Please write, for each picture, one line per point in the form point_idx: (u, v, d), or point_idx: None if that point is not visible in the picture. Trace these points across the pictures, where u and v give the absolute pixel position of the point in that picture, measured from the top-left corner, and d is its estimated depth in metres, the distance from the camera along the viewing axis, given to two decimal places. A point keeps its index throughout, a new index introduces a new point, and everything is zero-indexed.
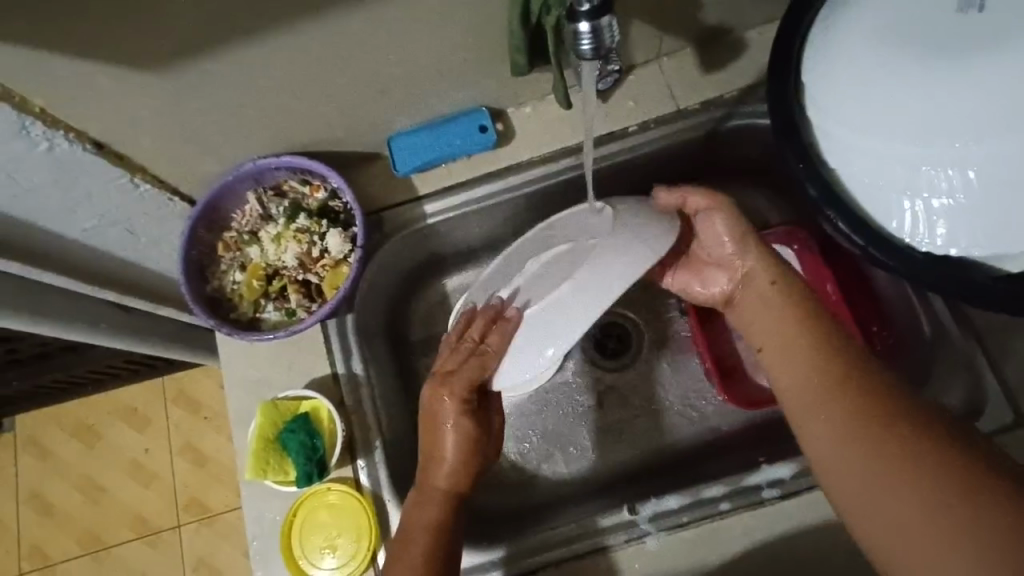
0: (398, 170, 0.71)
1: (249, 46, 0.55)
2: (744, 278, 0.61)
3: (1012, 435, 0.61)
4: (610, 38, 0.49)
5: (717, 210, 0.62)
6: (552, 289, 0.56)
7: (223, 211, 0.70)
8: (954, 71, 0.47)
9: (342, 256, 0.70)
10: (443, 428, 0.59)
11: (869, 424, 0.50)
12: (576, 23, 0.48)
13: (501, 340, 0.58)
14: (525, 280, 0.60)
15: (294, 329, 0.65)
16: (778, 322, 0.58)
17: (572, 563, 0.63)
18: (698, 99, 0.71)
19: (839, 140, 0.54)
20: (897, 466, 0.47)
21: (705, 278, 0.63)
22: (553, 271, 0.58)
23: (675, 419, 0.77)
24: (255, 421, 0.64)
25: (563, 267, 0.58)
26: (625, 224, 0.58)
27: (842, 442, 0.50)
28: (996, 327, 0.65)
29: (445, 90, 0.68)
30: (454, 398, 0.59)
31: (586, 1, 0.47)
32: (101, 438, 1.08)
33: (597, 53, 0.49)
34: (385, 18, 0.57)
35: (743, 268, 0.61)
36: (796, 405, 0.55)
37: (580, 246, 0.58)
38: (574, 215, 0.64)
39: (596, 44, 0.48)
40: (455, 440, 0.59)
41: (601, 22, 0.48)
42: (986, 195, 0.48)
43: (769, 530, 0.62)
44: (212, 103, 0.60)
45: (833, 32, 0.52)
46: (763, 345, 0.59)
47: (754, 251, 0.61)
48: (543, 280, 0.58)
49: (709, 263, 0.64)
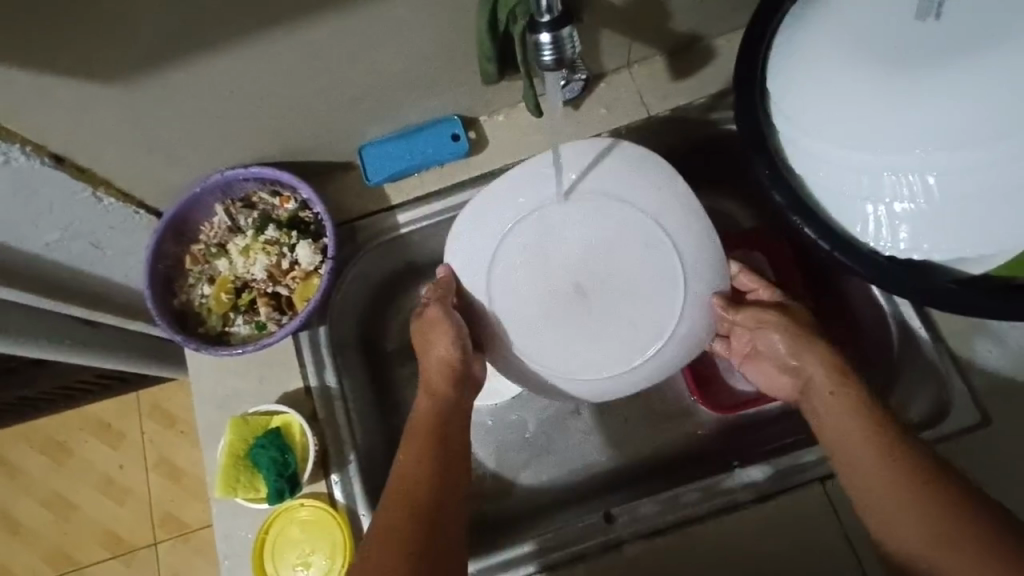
0: (370, 180, 0.71)
1: (212, 59, 0.54)
2: (804, 384, 0.57)
3: (976, 436, 0.60)
4: (572, 48, 0.48)
5: (769, 328, 0.59)
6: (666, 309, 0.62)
7: (191, 223, 0.70)
8: (908, 82, 0.47)
9: (313, 268, 0.70)
10: (433, 344, 0.60)
11: (849, 428, 0.53)
12: (537, 34, 0.47)
13: (438, 310, 0.60)
14: (615, 268, 0.62)
15: (264, 343, 0.64)
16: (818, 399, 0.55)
17: (568, 566, 0.61)
18: (670, 106, 0.72)
19: (805, 148, 0.55)
20: (867, 470, 0.51)
21: (766, 373, 0.61)
22: (650, 284, 0.62)
23: (650, 426, 0.76)
24: (224, 437, 0.63)
25: (655, 277, 0.62)
26: (685, 241, 0.61)
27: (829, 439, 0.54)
28: (964, 329, 0.63)
29: (416, 99, 0.68)
30: (428, 317, 0.60)
31: (546, 12, 0.46)
32: (72, 454, 1.15)
33: (559, 63, 0.48)
34: (352, 29, 0.56)
35: (806, 375, 0.57)
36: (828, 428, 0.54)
37: (656, 251, 0.61)
38: (536, 176, 0.62)
39: (558, 54, 0.47)
40: (440, 351, 0.60)
41: (561, 32, 0.47)
42: (945, 200, 0.49)
43: (746, 537, 0.60)
44: (178, 115, 0.59)
45: (792, 47, 0.54)
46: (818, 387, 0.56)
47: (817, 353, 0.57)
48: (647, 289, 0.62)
49: (768, 366, 0.60)
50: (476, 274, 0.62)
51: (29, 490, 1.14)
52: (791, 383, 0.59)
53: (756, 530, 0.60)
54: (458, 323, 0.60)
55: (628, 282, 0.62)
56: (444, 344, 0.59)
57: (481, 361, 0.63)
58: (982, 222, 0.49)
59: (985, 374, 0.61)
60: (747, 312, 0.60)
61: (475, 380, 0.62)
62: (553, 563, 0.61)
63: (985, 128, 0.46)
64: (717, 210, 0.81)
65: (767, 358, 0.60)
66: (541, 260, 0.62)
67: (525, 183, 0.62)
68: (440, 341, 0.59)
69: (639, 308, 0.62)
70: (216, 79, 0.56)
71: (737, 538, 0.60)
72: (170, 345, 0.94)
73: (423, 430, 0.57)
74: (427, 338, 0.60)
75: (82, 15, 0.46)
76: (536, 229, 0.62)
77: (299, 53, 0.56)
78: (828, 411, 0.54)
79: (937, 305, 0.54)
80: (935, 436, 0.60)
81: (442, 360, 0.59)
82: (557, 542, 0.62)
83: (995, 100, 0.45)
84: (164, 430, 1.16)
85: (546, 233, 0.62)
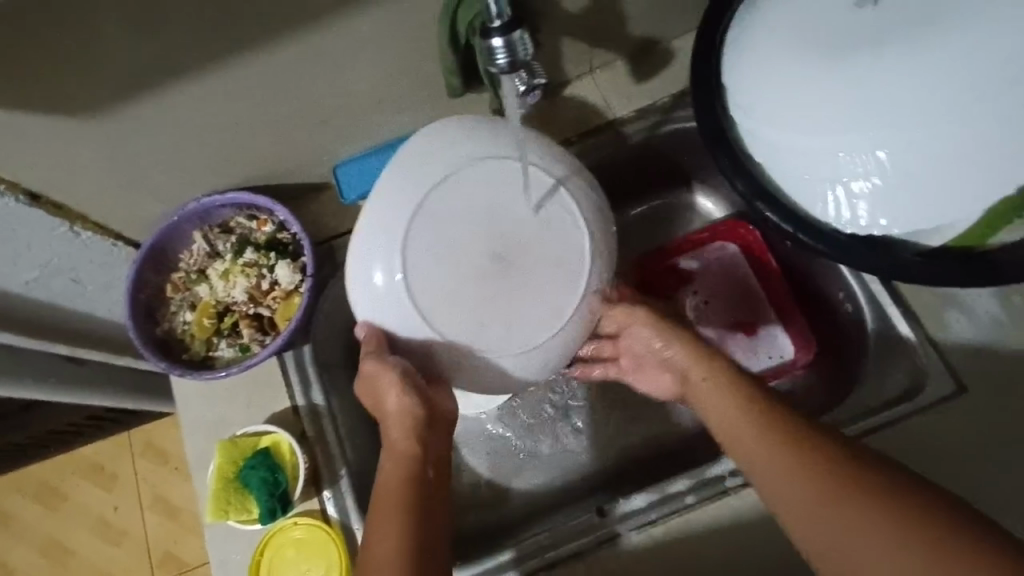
0: (347, 198, 0.70)
1: (181, 88, 0.55)
2: (680, 376, 0.58)
3: (953, 406, 0.61)
4: (525, 50, 0.49)
5: (636, 324, 0.60)
6: (553, 272, 0.54)
7: (170, 252, 0.71)
8: (852, 66, 0.50)
9: (294, 287, 0.70)
10: (387, 396, 0.55)
11: (747, 433, 0.51)
12: (489, 38, 0.49)
13: (376, 364, 0.54)
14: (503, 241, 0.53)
15: (248, 363, 0.64)
16: (716, 404, 0.55)
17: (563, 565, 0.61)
18: (634, 108, 0.74)
19: (760, 136, 0.56)
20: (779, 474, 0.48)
21: (652, 379, 0.61)
22: (535, 249, 0.54)
23: (639, 422, 0.76)
24: (213, 461, 0.63)
25: (538, 239, 0.54)
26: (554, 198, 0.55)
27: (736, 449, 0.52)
28: (934, 303, 0.64)
29: (386, 117, 0.69)
30: (371, 370, 0.55)
31: (497, 18, 0.49)
32: (66, 499, 1.14)
33: (513, 66, 0.50)
34: (317, 51, 0.57)
35: (680, 369, 0.58)
36: (737, 439, 0.52)
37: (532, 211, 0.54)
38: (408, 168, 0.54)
39: (511, 57, 0.49)
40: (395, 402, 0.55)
41: (513, 36, 0.49)
42: (898, 175, 0.51)
43: (738, 522, 0.61)
44: (150, 146, 0.60)
45: (741, 42, 0.57)
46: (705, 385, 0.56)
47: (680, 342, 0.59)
48: (533, 255, 0.54)
49: (651, 367, 0.61)
50: (398, 301, 0.53)
51: (24, 539, 1.12)
52: (674, 381, 0.59)
53: (747, 517, 0.60)
54: (401, 364, 0.54)
55: (517, 251, 0.53)
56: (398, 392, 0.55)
57: (444, 396, 0.58)
58: (937, 193, 0.50)
59: (957, 345, 0.62)
60: (620, 313, 0.60)
61: (447, 416, 0.58)
62: (549, 562, 0.62)
63: (926, 102, 0.48)
64: (691, 207, 0.83)
65: (647, 359, 0.61)
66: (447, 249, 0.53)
67: (393, 183, 0.54)
68: (393, 392, 0.55)
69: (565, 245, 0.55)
70: (185, 107, 0.57)
71: (728, 525, 0.61)
72: (158, 378, 0.94)
73: (391, 497, 0.53)
74: (377, 389, 0.55)
75: (48, 49, 0.47)
76: (423, 230, 0.53)
77: (266, 79, 0.57)
78: (727, 418, 0.53)
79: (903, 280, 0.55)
80: (915, 408, 0.61)
81: (396, 410, 0.55)
82: (536, 547, 0.62)
83: (937, 79, 0.48)
84: (158, 467, 1.15)
85: (438, 218, 0.53)
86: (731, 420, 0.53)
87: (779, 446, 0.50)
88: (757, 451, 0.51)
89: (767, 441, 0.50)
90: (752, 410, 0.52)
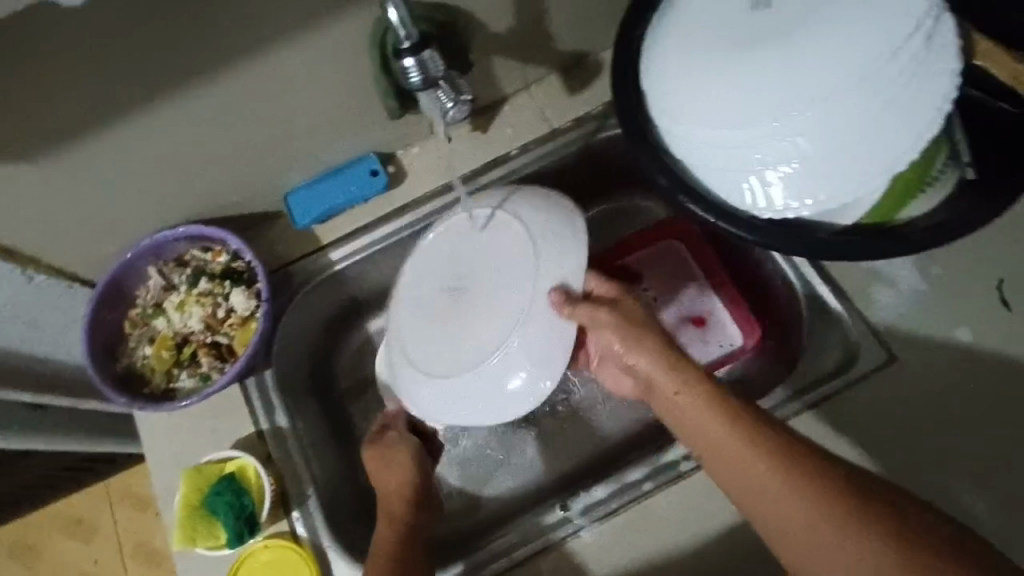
0: (297, 223, 0.74)
1: (121, 128, 0.57)
2: (643, 377, 0.58)
3: (886, 374, 0.64)
4: (435, 67, 0.55)
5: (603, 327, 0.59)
6: (517, 296, 0.62)
7: (126, 289, 0.72)
8: (749, 63, 0.53)
9: (250, 312, 0.72)
10: (395, 463, 0.67)
11: (730, 451, 0.52)
12: (402, 59, 0.55)
13: (395, 435, 0.69)
14: (473, 283, 0.65)
15: (207, 392, 0.66)
16: (690, 418, 0.55)
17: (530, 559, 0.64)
18: (571, 117, 0.77)
19: (676, 135, 0.59)
20: (773, 497, 0.50)
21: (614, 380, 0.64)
22: (503, 280, 0.63)
23: (601, 418, 0.78)
24: (180, 490, 0.64)
25: (502, 272, 0.64)
26: (524, 231, 0.64)
27: (718, 466, 0.53)
28: (861, 279, 0.68)
29: (330, 143, 0.71)
30: (390, 436, 0.69)
31: (406, 40, 0.54)
32: (44, 554, 1.12)
33: (427, 81, 0.55)
34: (252, 83, 0.60)
35: (644, 371, 0.58)
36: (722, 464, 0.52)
37: (501, 253, 0.65)
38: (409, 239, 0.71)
39: (423, 74, 0.55)
40: (402, 469, 0.67)
41: (423, 55, 0.54)
42: (805, 160, 0.54)
43: (696, 504, 0.63)
44: (97, 187, 0.62)
45: (651, 49, 0.60)
46: (677, 391, 0.56)
47: (646, 341, 0.58)
48: (506, 285, 0.63)
49: (613, 369, 0.63)
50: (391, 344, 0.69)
51: None
52: (635, 381, 0.60)
53: (700, 498, 0.63)
54: (414, 441, 0.69)
55: (485, 288, 0.64)
56: (407, 457, 0.68)
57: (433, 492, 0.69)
58: (840, 172, 0.54)
59: (886, 316, 0.66)
60: (580, 310, 0.59)
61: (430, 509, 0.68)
62: (516, 560, 0.64)
63: (818, 91, 0.52)
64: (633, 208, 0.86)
65: (608, 361, 0.62)
66: (429, 301, 0.67)
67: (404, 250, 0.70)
68: (403, 459, 0.68)
69: (518, 253, 0.64)
70: (126, 146, 0.59)
71: (681, 508, 0.63)
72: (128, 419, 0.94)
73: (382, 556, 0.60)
74: (388, 459, 0.67)
75: None
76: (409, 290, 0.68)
77: (200, 117, 0.60)
78: (706, 434, 0.54)
79: (822, 258, 0.58)
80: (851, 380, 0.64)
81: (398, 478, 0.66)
82: (490, 553, 0.65)
83: (825, 69, 0.51)
84: (140, 515, 1.13)
85: (417, 282, 0.68)
86: (720, 441, 0.53)
87: (763, 454, 0.51)
88: (743, 474, 0.51)
89: (751, 448, 0.52)
90: (729, 426, 0.53)
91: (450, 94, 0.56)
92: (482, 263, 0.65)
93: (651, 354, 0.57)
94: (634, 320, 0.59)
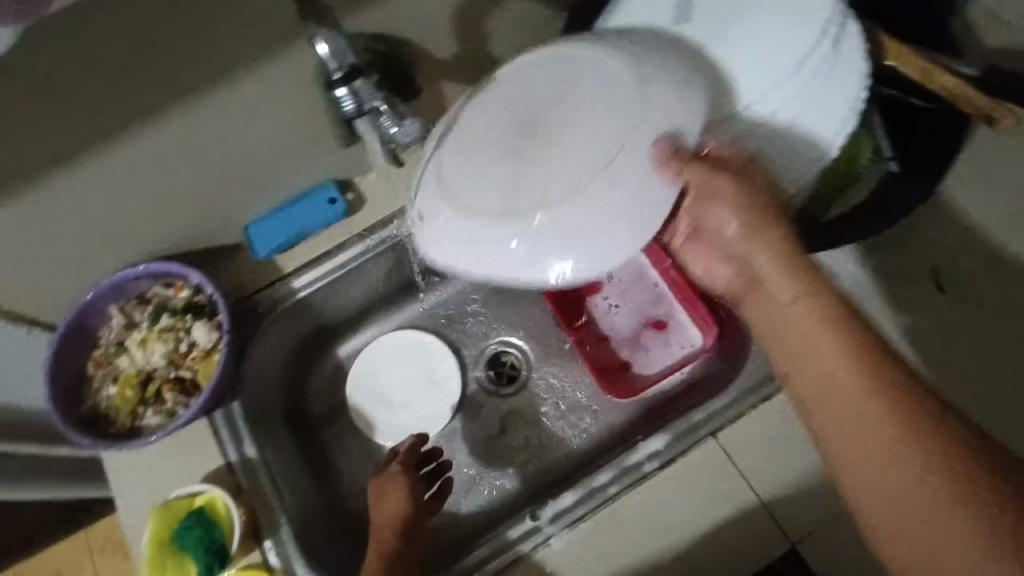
0: (259, 254, 0.75)
1: (69, 170, 0.58)
2: (744, 264, 0.49)
3: None
4: (368, 94, 0.59)
5: (707, 201, 0.49)
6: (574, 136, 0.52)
7: (90, 330, 0.73)
8: None
9: (212, 345, 0.73)
10: (388, 500, 0.63)
11: (848, 378, 0.43)
12: (335, 89, 0.58)
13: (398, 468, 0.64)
14: (532, 125, 0.53)
15: (172, 427, 0.68)
16: (798, 326, 0.46)
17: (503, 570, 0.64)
18: None
19: None
20: (870, 439, 0.41)
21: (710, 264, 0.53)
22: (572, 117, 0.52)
23: (570, 427, 0.79)
24: (150, 527, 0.64)
25: (563, 113, 0.53)
26: (607, 68, 0.53)
27: (819, 384, 0.44)
28: None
29: (285, 173, 0.73)
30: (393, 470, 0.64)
31: (338, 71, 0.58)
32: None
33: (360, 108, 0.60)
34: (198, 119, 0.61)
35: (754, 263, 0.48)
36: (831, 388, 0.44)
37: (567, 89, 0.53)
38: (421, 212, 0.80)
39: (356, 102, 0.59)
40: (394, 507, 0.62)
41: (354, 84, 0.58)
42: None
43: (662, 504, 0.65)
44: (49, 229, 0.62)
45: None
46: (795, 297, 0.46)
47: (759, 225, 0.47)
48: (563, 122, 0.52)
49: (710, 252, 0.52)
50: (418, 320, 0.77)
51: None
52: (734, 269, 0.51)
53: (664, 497, 0.65)
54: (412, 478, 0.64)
55: (555, 131, 0.52)
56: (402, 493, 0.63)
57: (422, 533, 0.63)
58: None
59: None
60: (692, 172, 0.49)
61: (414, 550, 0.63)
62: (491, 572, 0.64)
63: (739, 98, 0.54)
64: None
65: (706, 241, 0.52)
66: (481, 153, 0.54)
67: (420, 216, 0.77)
68: (399, 496, 0.63)
69: (623, 96, 0.51)
70: (76, 188, 0.60)
71: (646, 508, 0.65)
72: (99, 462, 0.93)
73: None
74: (384, 497, 0.63)
75: None
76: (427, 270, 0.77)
77: (145, 155, 0.61)
78: (819, 351, 0.45)
79: None
80: None
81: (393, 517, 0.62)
82: (460, 567, 0.66)
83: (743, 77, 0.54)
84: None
85: None
86: (839, 364, 0.43)
87: (888, 399, 0.41)
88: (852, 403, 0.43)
89: (875, 388, 0.42)
90: (859, 357, 0.43)
91: (386, 117, 0.61)
92: (526, 107, 0.54)
93: (771, 242, 0.47)
94: (761, 203, 0.48)
